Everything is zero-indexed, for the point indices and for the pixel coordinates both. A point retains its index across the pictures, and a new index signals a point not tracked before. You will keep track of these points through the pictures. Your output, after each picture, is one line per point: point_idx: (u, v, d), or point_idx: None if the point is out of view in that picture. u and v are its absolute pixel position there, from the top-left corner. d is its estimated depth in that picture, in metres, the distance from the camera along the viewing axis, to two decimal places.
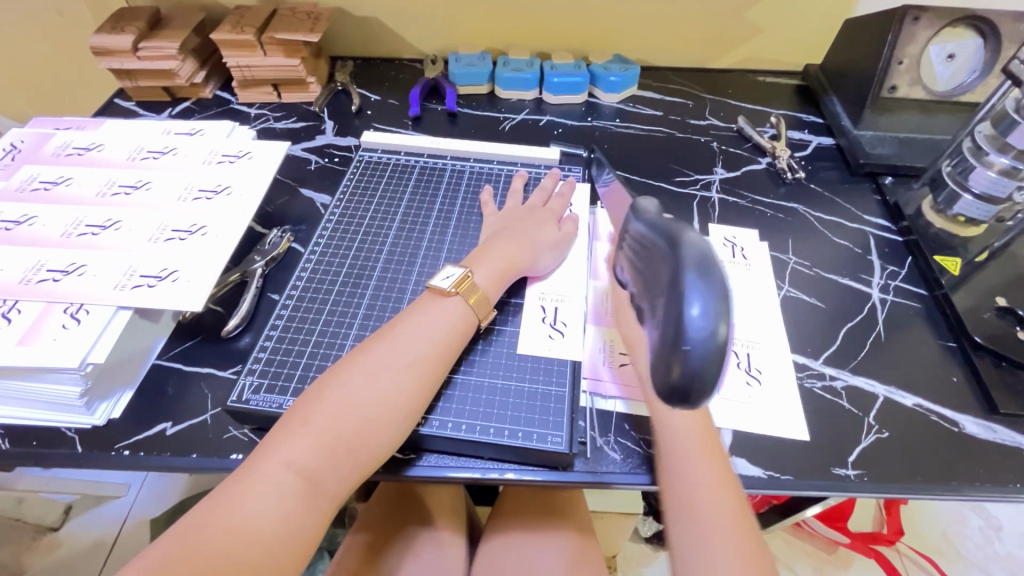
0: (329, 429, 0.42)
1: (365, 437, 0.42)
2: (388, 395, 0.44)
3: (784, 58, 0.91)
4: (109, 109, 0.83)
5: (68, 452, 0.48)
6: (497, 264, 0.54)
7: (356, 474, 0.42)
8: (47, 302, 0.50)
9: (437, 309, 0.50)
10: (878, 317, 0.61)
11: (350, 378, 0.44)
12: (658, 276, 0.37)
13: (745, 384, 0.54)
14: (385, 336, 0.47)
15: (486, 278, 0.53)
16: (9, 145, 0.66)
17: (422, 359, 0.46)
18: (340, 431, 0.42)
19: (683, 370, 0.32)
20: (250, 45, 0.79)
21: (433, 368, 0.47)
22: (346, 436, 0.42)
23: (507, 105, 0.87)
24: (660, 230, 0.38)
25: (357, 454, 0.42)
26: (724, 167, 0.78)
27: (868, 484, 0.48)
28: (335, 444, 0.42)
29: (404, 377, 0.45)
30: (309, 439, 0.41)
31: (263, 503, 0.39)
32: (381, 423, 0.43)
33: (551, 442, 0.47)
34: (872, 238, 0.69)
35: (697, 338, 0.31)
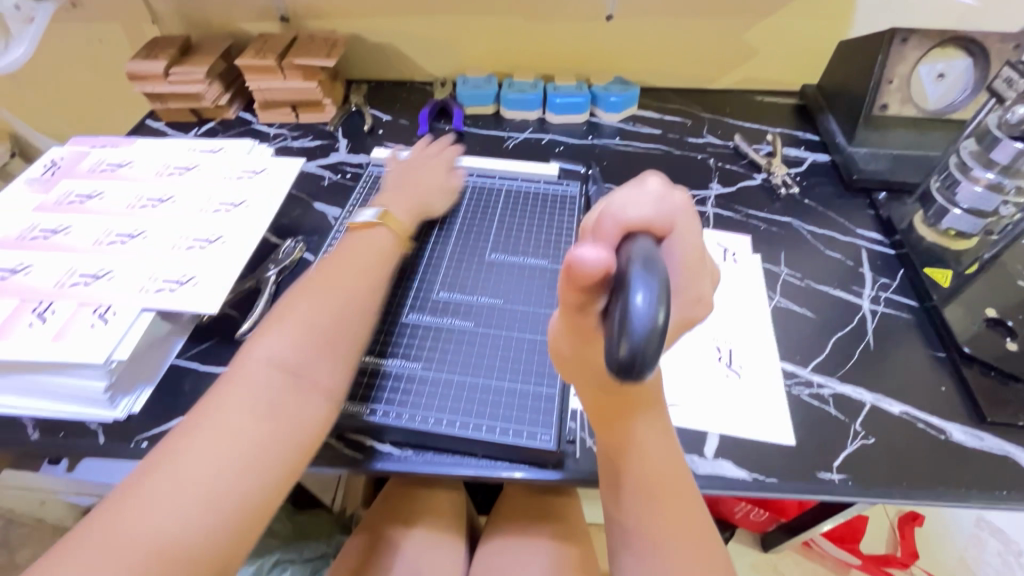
0: (260, 377, 0.45)
1: (297, 376, 0.46)
2: (310, 339, 0.48)
3: (781, 78, 0.94)
4: (141, 129, 0.90)
5: (92, 443, 0.52)
6: (409, 201, 0.64)
7: (297, 413, 0.44)
8: (78, 303, 0.55)
9: (367, 239, 0.58)
10: (868, 327, 0.62)
11: (273, 332, 0.48)
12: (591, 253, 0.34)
13: (723, 377, 0.56)
14: (300, 294, 0.51)
15: (400, 212, 0.63)
16: (50, 162, 0.71)
17: (341, 308, 0.51)
18: (272, 376, 0.45)
19: (626, 346, 0.27)
20: (272, 69, 0.84)
21: (352, 315, 0.51)
22: (278, 379, 0.45)
23: (512, 124, 0.91)
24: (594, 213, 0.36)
25: (292, 395, 0.45)
26: (720, 182, 0.80)
27: (852, 488, 0.49)
28: (271, 388, 0.44)
29: (323, 323, 0.49)
30: (236, 418, 0.42)
31: (204, 451, 0.40)
32: (306, 363, 0.47)
33: (541, 440, 0.49)
34: (864, 251, 0.71)
35: (641, 321, 0.27)
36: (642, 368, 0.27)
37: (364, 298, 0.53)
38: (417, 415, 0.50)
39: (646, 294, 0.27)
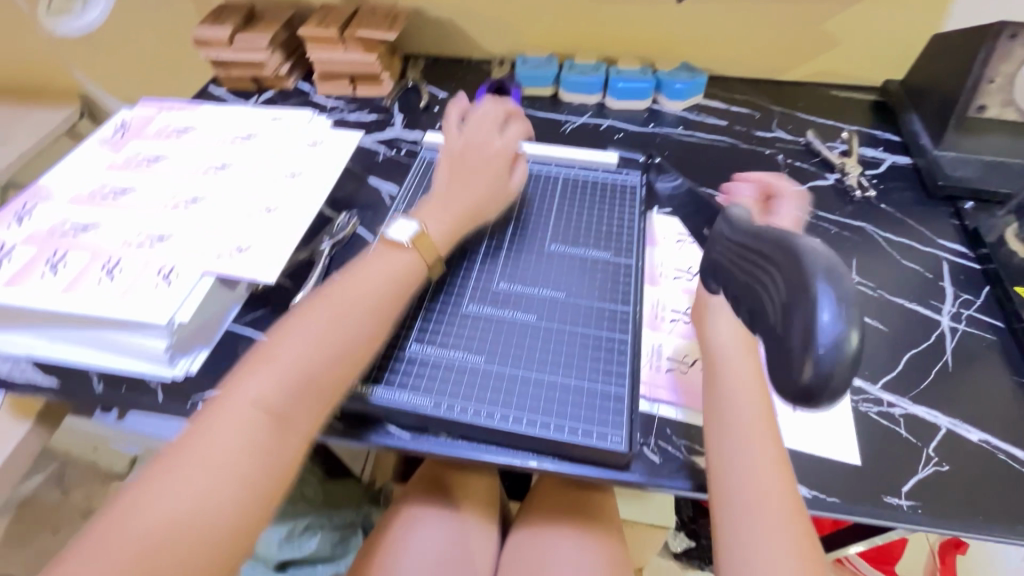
0: (240, 420, 0.42)
1: (281, 420, 0.43)
2: (299, 379, 0.44)
3: (861, 73, 0.88)
4: (203, 95, 0.91)
5: (151, 400, 0.54)
6: (453, 211, 0.58)
7: (279, 460, 0.42)
8: (144, 263, 0.56)
9: (386, 259, 0.53)
10: (947, 346, 0.58)
11: (257, 369, 0.44)
12: (768, 280, 0.39)
13: None
14: (290, 324, 0.47)
15: (440, 227, 0.57)
16: (119, 123, 0.73)
17: (335, 344, 0.46)
18: (252, 420, 0.42)
19: (813, 371, 0.33)
20: (333, 41, 0.84)
21: (346, 352, 0.47)
22: (259, 424, 0.42)
23: (570, 108, 0.88)
24: (765, 238, 0.40)
25: (275, 441, 0.42)
26: (789, 181, 0.76)
27: (922, 517, 0.46)
28: (252, 433, 0.41)
29: (314, 362, 0.45)
30: (228, 439, 0.41)
31: (174, 503, 0.38)
32: (291, 405, 0.43)
33: (611, 442, 0.47)
34: (946, 264, 0.66)
35: (828, 342, 0.33)
36: (830, 386, 0.33)
37: (363, 334, 0.48)
38: (472, 407, 0.49)
39: (830, 311, 0.33)
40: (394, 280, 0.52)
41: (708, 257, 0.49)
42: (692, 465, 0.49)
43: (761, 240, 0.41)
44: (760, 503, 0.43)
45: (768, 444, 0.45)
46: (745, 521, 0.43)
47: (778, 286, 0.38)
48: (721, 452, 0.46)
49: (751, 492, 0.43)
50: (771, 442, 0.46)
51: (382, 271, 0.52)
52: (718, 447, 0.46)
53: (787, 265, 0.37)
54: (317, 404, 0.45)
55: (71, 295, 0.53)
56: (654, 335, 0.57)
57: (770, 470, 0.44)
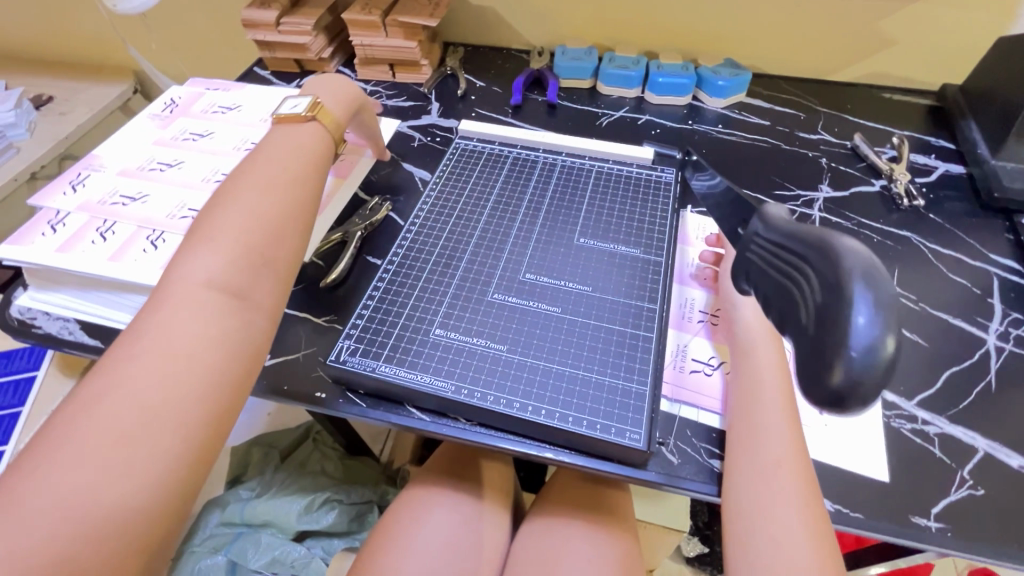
0: (190, 300, 0.39)
1: (239, 296, 0.41)
2: (242, 251, 0.42)
3: (917, 75, 0.84)
4: (249, 76, 0.94)
5: None
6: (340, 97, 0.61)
7: (244, 338, 0.40)
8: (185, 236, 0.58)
9: (290, 139, 0.53)
10: (990, 366, 0.55)
11: (198, 250, 0.42)
12: (801, 280, 0.34)
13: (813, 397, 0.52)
14: (215, 208, 0.45)
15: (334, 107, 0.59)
16: (169, 100, 0.76)
17: (273, 216, 0.45)
18: (206, 298, 0.39)
19: (843, 377, 0.30)
20: (375, 26, 0.85)
21: (284, 227, 0.45)
22: (218, 302, 0.39)
23: (607, 101, 0.87)
24: (800, 237, 0.35)
25: (237, 316, 0.40)
26: (831, 185, 0.73)
27: (951, 540, 0.44)
28: (211, 312, 0.39)
29: (251, 236, 0.43)
30: (186, 319, 0.38)
31: (139, 392, 0.34)
32: (239, 280, 0.41)
33: (629, 438, 0.46)
34: (996, 280, 0.62)
35: (860, 346, 0.29)
36: (863, 396, 0.30)
37: (299, 208, 0.47)
38: (493, 395, 0.49)
39: (865, 315, 0.29)
40: (312, 163, 0.52)
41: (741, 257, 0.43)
42: (710, 469, 0.48)
43: (793, 238, 0.36)
44: (781, 524, 0.42)
45: (797, 472, 0.44)
46: (767, 541, 0.43)
47: (809, 286, 0.33)
48: (746, 472, 0.45)
49: (775, 515, 0.43)
50: (802, 472, 0.45)
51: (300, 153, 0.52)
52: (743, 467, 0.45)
53: (820, 260, 0.33)
54: (270, 276, 0.43)
55: (117, 263, 0.56)
56: (680, 335, 0.57)
57: (795, 497, 0.43)
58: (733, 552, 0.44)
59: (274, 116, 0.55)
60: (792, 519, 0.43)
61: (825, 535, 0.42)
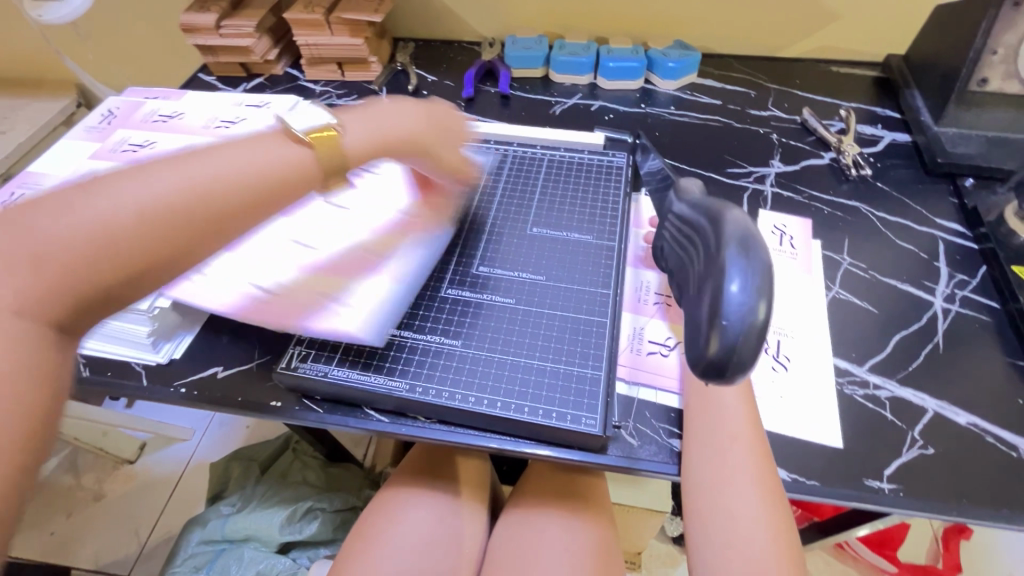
0: (3, 330, 0.32)
1: (72, 330, 0.35)
2: (74, 267, 0.34)
3: (862, 48, 0.85)
4: (194, 82, 0.91)
5: (135, 385, 0.54)
6: (375, 127, 0.51)
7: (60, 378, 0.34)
8: None
9: (250, 153, 0.43)
10: (938, 328, 0.56)
11: (2, 257, 0.33)
12: (699, 252, 0.37)
13: (770, 370, 0.53)
14: (63, 202, 0.35)
15: (355, 139, 0.50)
16: (106, 111, 0.73)
17: (139, 227, 0.36)
18: (16, 329, 0.33)
19: (718, 344, 0.31)
20: (319, 24, 0.83)
21: (147, 244, 0.37)
22: (34, 335, 0.33)
23: (560, 89, 0.87)
24: (704, 209, 0.38)
25: (57, 352, 0.34)
26: (782, 160, 0.74)
27: (903, 499, 0.45)
28: (16, 347, 0.32)
29: (93, 252, 0.35)
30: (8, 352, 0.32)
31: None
32: (66, 305, 0.34)
33: (585, 424, 0.46)
34: (942, 244, 0.64)
35: (733, 313, 0.30)
36: (742, 363, 0.31)
37: (183, 223, 0.39)
38: (448, 390, 0.49)
39: (739, 282, 0.31)
40: (258, 184, 0.42)
41: (664, 227, 0.47)
42: (670, 448, 0.48)
43: (695, 213, 0.39)
44: (738, 499, 0.44)
45: (753, 448, 0.45)
46: (725, 515, 0.44)
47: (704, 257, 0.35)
48: (705, 451, 0.46)
49: (732, 491, 0.44)
50: (758, 451, 0.45)
51: (247, 168, 0.42)
52: (701, 446, 0.46)
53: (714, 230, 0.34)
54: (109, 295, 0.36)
55: None
56: (637, 318, 0.57)
57: (751, 473, 0.44)
58: (695, 526, 0.46)
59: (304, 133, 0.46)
60: (748, 492, 0.44)
61: (780, 507, 0.44)
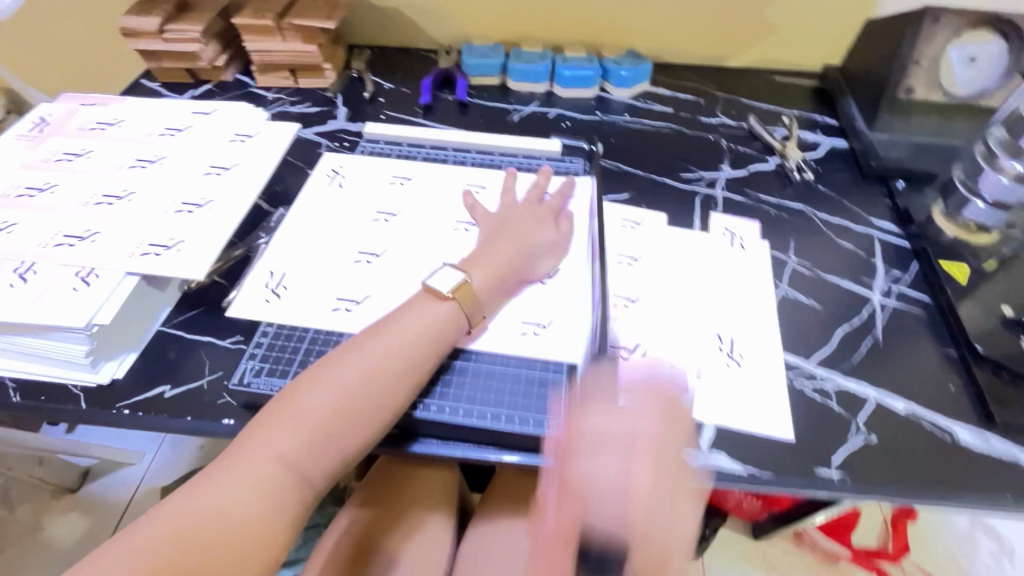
0: (259, 466, 0.41)
1: (295, 472, 0.41)
2: (314, 434, 0.42)
3: (801, 58, 0.90)
4: (135, 88, 0.87)
5: (72, 408, 0.51)
6: (492, 268, 0.54)
7: (288, 517, 0.41)
8: (61, 264, 0.53)
9: (423, 314, 0.49)
10: (877, 321, 0.60)
11: (276, 425, 0.42)
12: None
13: (724, 365, 0.54)
14: (325, 369, 0.45)
15: (482, 281, 0.53)
16: (38, 118, 0.68)
17: (360, 402, 0.44)
18: (272, 473, 0.41)
19: None
20: (270, 30, 0.81)
21: (367, 419, 0.44)
22: (277, 477, 0.41)
23: (518, 96, 0.88)
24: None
25: (292, 495, 0.41)
26: (731, 165, 0.77)
27: (850, 485, 0.48)
28: (269, 487, 0.40)
29: (332, 414, 0.43)
30: (253, 478, 0.40)
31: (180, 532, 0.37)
32: (306, 447, 0.42)
33: (548, 428, 0.48)
34: (878, 242, 0.68)
35: None
36: None
37: (393, 407, 0.45)
38: (416, 401, 0.49)
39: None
40: (428, 353, 0.48)
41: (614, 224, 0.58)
42: None
43: None
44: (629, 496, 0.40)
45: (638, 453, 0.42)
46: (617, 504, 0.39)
47: None
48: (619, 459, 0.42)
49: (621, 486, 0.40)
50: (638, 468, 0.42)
51: (425, 339, 0.48)
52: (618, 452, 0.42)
53: None
54: (333, 461, 0.43)
55: None
56: None
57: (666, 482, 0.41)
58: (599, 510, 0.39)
59: (423, 286, 0.52)
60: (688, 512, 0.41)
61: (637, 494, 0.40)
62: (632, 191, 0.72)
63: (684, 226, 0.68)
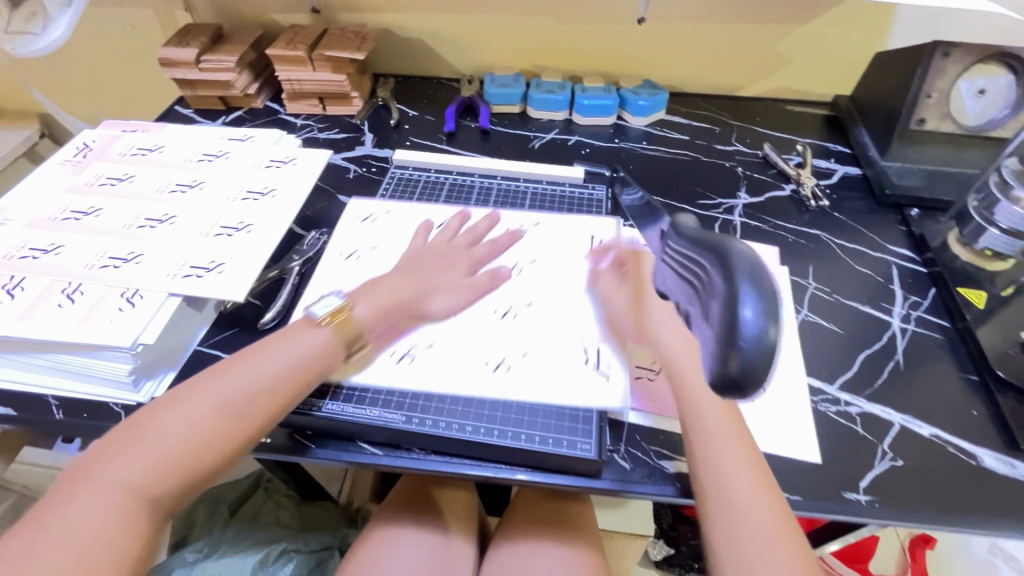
0: (108, 485, 0.39)
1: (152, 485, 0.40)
2: (170, 450, 0.41)
3: (813, 89, 0.93)
4: (169, 115, 0.90)
5: (113, 425, 0.52)
6: (380, 301, 0.55)
7: (141, 542, 0.39)
8: (107, 285, 0.55)
9: (289, 340, 0.49)
10: (898, 346, 0.61)
11: (127, 445, 0.41)
12: (705, 281, 0.38)
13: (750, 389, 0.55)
14: (191, 390, 0.44)
15: (367, 311, 0.54)
16: (81, 144, 0.71)
17: (224, 415, 0.43)
18: (122, 490, 0.39)
19: (737, 363, 0.34)
20: (301, 60, 0.84)
21: (228, 429, 0.43)
22: (131, 491, 0.39)
23: (538, 124, 0.90)
24: (704, 245, 0.39)
25: (150, 508, 0.39)
26: (748, 192, 0.79)
27: (878, 510, 0.48)
28: (124, 502, 0.39)
29: (189, 430, 0.42)
30: (102, 492, 0.39)
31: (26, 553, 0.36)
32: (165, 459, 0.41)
33: (581, 450, 0.49)
34: (895, 268, 0.69)
35: (749, 337, 0.33)
36: (757, 380, 0.34)
37: (254, 413, 0.44)
38: (446, 421, 0.50)
39: (751, 308, 0.34)
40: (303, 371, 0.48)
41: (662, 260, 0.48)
42: (661, 469, 0.50)
43: (696, 246, 0.40)
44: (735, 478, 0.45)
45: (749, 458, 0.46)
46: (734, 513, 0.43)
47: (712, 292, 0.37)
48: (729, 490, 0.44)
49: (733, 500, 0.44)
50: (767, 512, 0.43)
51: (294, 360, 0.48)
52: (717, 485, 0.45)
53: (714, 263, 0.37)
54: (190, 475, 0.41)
55: (28, 321, 0.51)
56: None
57: (741, 452, 0.46)
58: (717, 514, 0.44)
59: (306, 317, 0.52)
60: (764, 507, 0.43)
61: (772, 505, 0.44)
62: None
63: None
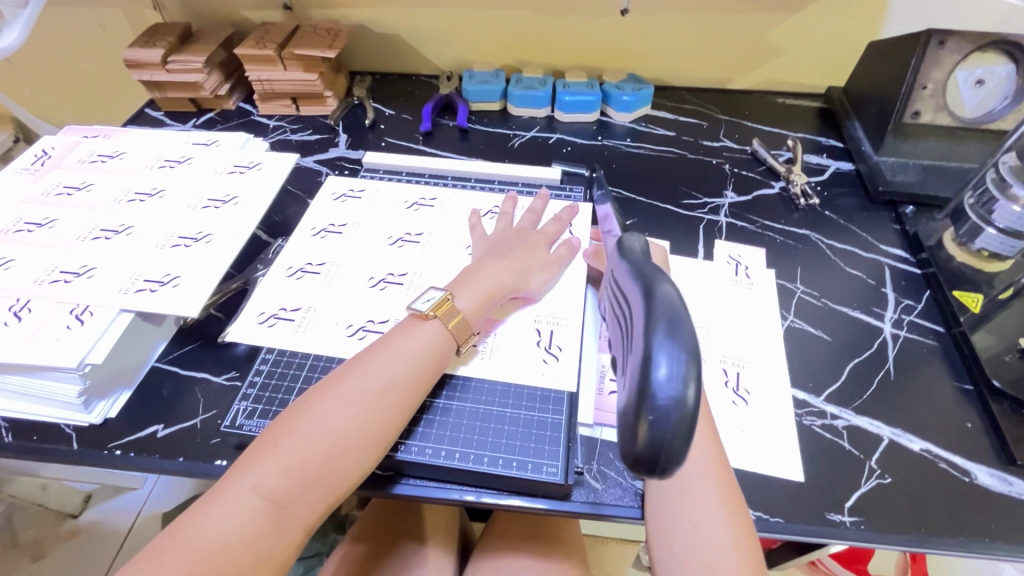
0: (243, 501, 0.39)
1: (279, 505, 0.39)
2: (298, 462, 0.40)
3: (805, 81, 0.89)
4: (139, 117, 0.88)
5: (64, 448, 0.50)
6: (479, 288, 0.53)
7: (291, 546, 0.40)
8: (56, 302, 0.53)
9: (408, 340, 0.48)
10: (888, 354, 0.58)
11: (260, 456, 0.41)
12: (633, 326, 0.37)
13: (730, 403, 0.53)
14: (316, 397, 0.44)
15: (468, 303, 0.51)
16: (40, 151, 0.69)
17: (349, 431, 0.42)
18: (252, 508, 0.39)
19: (648, 430, 0.32)
20: (271, 60, 0.81)
21: (355, 443, 0.42)
22: (259, 510, 0.39)
23: (518, 122, 0.87)
24: (638, 283, 0.38)
25: (276, 530, 0.39)
26: (736, 191, 0.76)
27: (864, 532, 0.46)
28: (251, 522, 0.38)
29: (325, 440, 0.41)
30: (237, 508, 0.38)
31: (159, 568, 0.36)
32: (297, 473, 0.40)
33: (548, 473, 0.46)
34: (888, 270, 0.66)
35: (663, 399, 0.32)
36: (672, 455, 0.32)
37: (383, 431, 0.44)
38: (407, 443, 0.48)
39: (667, 366, 0.32)
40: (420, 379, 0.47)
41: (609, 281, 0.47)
42: (635, 490, 0.47)
43: (632, 284, 0.39)
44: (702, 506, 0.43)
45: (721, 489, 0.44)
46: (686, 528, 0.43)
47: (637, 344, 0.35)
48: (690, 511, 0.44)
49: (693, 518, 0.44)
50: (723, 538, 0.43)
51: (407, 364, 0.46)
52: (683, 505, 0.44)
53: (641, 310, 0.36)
54: (320, 494, 0.41)
55: None
56: (603, 356, 0.56)
57: (717, 492, 0.44)
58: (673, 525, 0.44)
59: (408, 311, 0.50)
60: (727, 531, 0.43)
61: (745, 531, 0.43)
62: (635, 217, 0.71)
63: (688, 254, 0.67)
